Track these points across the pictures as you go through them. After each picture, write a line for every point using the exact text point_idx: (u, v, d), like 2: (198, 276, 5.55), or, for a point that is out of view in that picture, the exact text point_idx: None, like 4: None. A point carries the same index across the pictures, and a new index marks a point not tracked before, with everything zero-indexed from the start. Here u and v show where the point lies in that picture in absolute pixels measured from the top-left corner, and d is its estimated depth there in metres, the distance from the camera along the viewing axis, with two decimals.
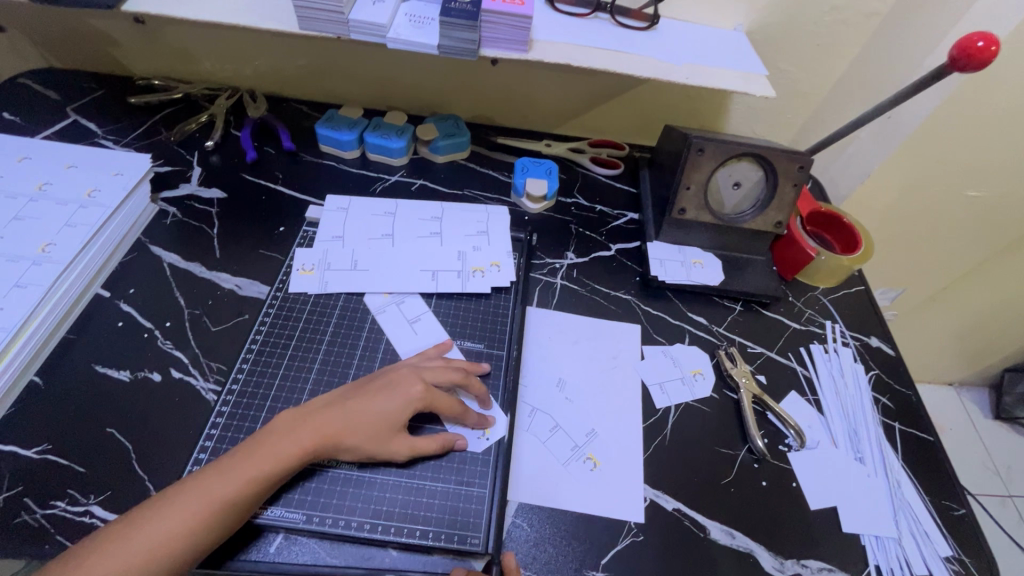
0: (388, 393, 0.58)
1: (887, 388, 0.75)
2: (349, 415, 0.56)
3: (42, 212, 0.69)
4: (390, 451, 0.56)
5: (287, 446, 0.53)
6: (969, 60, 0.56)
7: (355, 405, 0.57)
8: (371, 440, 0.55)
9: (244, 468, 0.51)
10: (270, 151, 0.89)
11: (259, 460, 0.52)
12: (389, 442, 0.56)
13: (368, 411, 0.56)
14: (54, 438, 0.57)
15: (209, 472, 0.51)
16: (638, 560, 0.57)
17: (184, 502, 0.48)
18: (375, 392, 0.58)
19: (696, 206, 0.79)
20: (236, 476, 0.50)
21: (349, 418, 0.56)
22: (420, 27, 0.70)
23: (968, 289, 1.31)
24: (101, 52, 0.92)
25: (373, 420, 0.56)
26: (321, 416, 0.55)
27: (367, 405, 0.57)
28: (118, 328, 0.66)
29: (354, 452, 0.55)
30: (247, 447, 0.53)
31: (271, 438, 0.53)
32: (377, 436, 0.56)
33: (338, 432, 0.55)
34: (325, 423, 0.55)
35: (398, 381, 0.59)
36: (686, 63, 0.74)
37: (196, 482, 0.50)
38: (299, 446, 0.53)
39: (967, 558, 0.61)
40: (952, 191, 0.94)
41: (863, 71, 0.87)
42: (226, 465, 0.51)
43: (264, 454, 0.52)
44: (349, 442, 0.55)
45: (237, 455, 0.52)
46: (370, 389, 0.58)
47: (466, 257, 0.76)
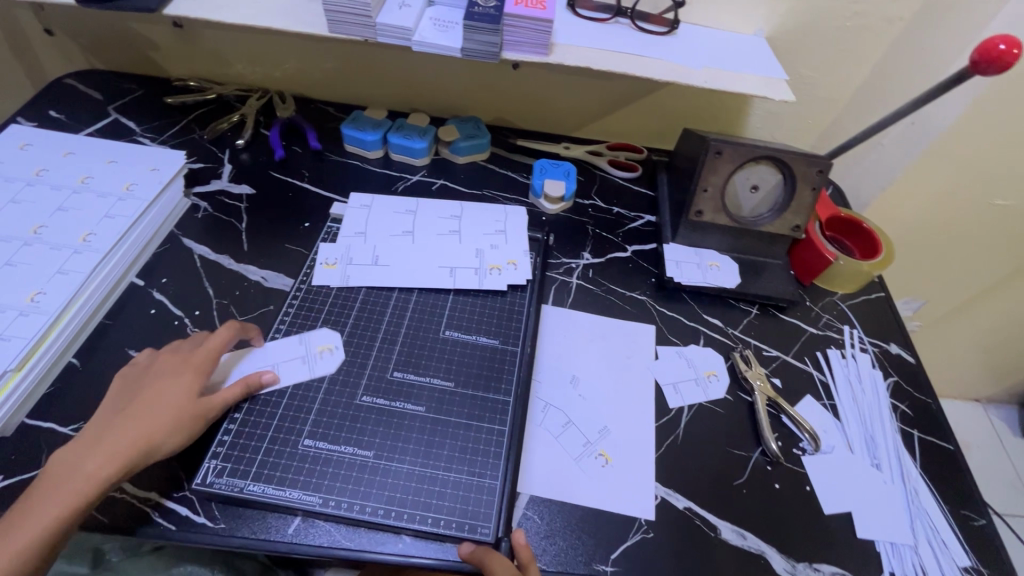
0: (170, 375, 0.58)
1: (906, 395, 0.74)
2: (142, 406, 0.56)
3: (84, 203, 0.72)
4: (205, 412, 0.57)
5: (104, 435, 0.53)
6: (991, 64, 0.56)
7: (147, 393, 0.57)
8: (175, 420, 0.56)
9: (105, 457, 0.52)
10: (298, 150, 0.92)
11: (106, 449, 0.53)
12: (195, 419, 0.57)
13: (155, 397, 0.56)
14: (89, 416, 0.60)
15: (66, 469, 0.51)
16: (647, 556, 0.57)
17: (43, 502, 0.49)
18: (151, 377, 0.58)
19: (713, 209, 0.79)
20: (95, 466, 0.51)
21: (150, 407, 0.56)
22: (445, 30, 0.72)
23: (996, 302, 1.28)
24: (142, 55, 0.96)
25: (169, 403, 0.56)
26: (139, 404, 0.56)
27: (150, 394, 0.57)
28: (150, 315, 0.69)
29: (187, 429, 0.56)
30: (88, 441, 0.53)
31: (111, 430, 0.54)
32: (176, 404, 0.56)
33: (152, 424, 0.54)
34: (139, 416, 0.55)
35: (172, 358, 0.60)
36: (706, 67, 0.75)
37: (52, 483, 0.50)
38: (131, 432, 0.54)
39: (985, 569, 0.60)
40: (977, 199, 0.93)
41: (886, 76, 0.87)
42: (80, 458, 0.52)
43: (113, 444, 0.53)
44: (159, 432, 0.54)
45: (91, 449, 0.53)
46: (146, 380, 0.58)
47: (484, 255, 0.78)
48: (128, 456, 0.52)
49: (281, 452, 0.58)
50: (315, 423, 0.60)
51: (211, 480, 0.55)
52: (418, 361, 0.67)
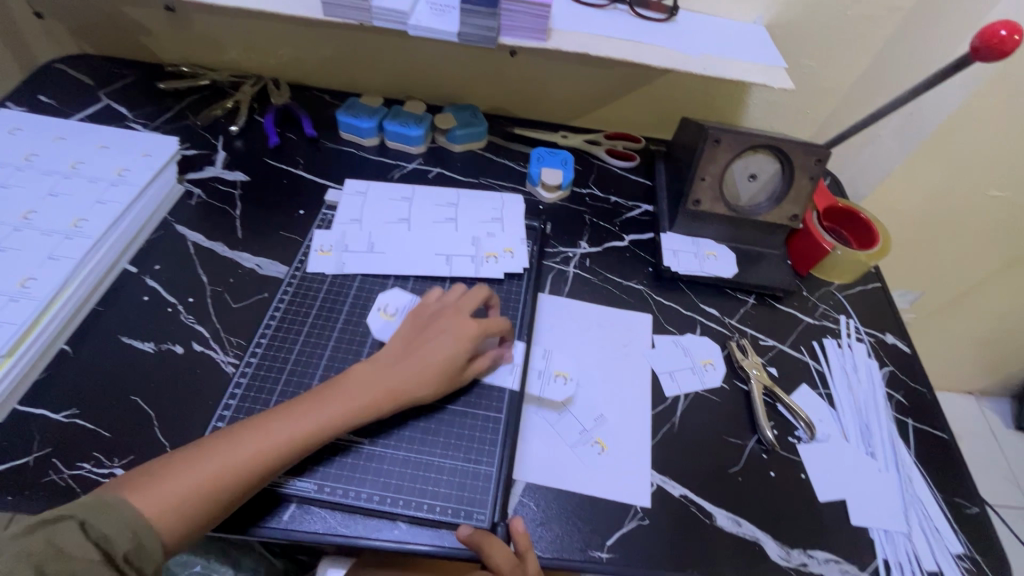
0: (446, 331, 0.60)
1: (902, 384, 0.74)
2: (416, 360, 0.58)
3: (75, 189, 0.71)
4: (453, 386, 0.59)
5: (325, 404, 0.54)
6: (991, 50, 0.55)
7: (420, 348, 0.59)
8: (442, 378, 0.58)
9: (312, 417, 0.53)
10: (292, 137, 0.91)
11: (332, 408, 0.54)
12: (384, 399, 0.56)
13: (431, 353, 0.59)
14: (82, 403, 0.60)
15: (281, 414, 0.53)
16: (642, 542, 0.57)
17: (253, 440, 0.50)
18: (426, 340, 0.60)
19: (711, 198, 0.79)
20: (296, 429, 0.52)
21: (421, 362, 0.58)
22: (441, 14, 0.71)
23: (991, 294, 1.29)
24: (133, 40, 0.95)
25: (437, 361, 0.58)
26: (349, 378, 0.56)
27: (430, 349, 0.59)
28: (143, 302, 0.69)
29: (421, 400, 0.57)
30: (321, 394, 0.55)
31: (341, 390, 0.55)
32: (439, 377, 0.58)
33: (412, 381, 0.57)
34: (402, 371, 0.57)
35: (444, 323, 0.61)
36: (705, 54, 0.74)
37: (266, 424, 0.52)
38: (379, 391, 0.56)
39: (978, 556, 0.61)
40: (974, 190, 0.93)
41: (885, 66, 0.86)
42: (302, 410, 0.53)
43: (334, 405, 0.54)
44: (419, 389, 0.57)
45: (307, 403, 0.54)
46: (427, 333, 0.60)
47: (480, 243, 0.77)
48: (336, 420, 0.53)
49: None
50: None
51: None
52: None
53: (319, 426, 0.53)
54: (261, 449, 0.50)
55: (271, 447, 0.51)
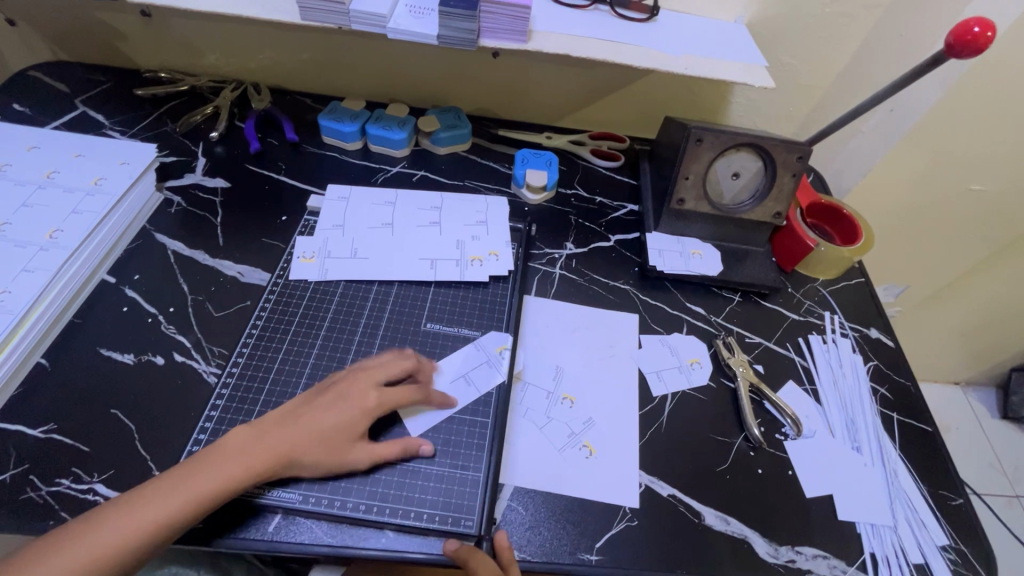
0: (342, 403, 0.57)
1: (886, 378, 0.75)
2: (302, 428, 0.55)
3: (50, 199, 0.70)
4: (350, 461, 0.55)
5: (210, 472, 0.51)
6: (965, 47, 0.56)
7: (311, 415, 0.56)
8: (329, 454, 0.55)
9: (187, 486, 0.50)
10: (274, 142, 0.90)
11: (207, 475, 0.51)
12: (269, 464, 0.53)
13: (321, 424, 0.55)
14: (60, 418, 0.58)
15: (155, 483, 0.50)
16: (632, 544, 0.57)
17: (121, 514, 0.48)
18: (327, 404, 0.57)
19: (694, 196, 0.79)
20: (177, 500, 0.49)
21: (310, 430, 0.55)
22: (420, 17, 0.71)
23: (975, 285, 1.30)
24: (109, 46, 0.94)
25: (326, 434, 0.55)
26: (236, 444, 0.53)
27: (321, 418, 0.56)
28: (123, 312, 0.67)
29: (311, 470, 0.54)
30: (199, 459, 0.52)
31: (224, 454, 0.52)
32: (333, 448, 0.55)
33: (295, 449, 0.54)
34: (287, 438, 0.54)
35: (345, 387, 0.58)
36: (686, 53, 0.74)
37: (136, 496, 0.49)
38: (261, 458, 0.52)
39: (963, 547, 0.61)
40: (955, 184, 0.94)
41: (863, 63, 0.87)
42: (174, 478, 0.50)
43: (211, 472, 0.51)
44: (304, 459, 0.54)
45: (184, 469, 0.51)
46: (321, 399, 0.57)
47: (465, 246, 0.77)
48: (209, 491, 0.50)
49: None
50: None
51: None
52: None
53: (190, 498, 0.49)
54: (128, 525, 0.47)
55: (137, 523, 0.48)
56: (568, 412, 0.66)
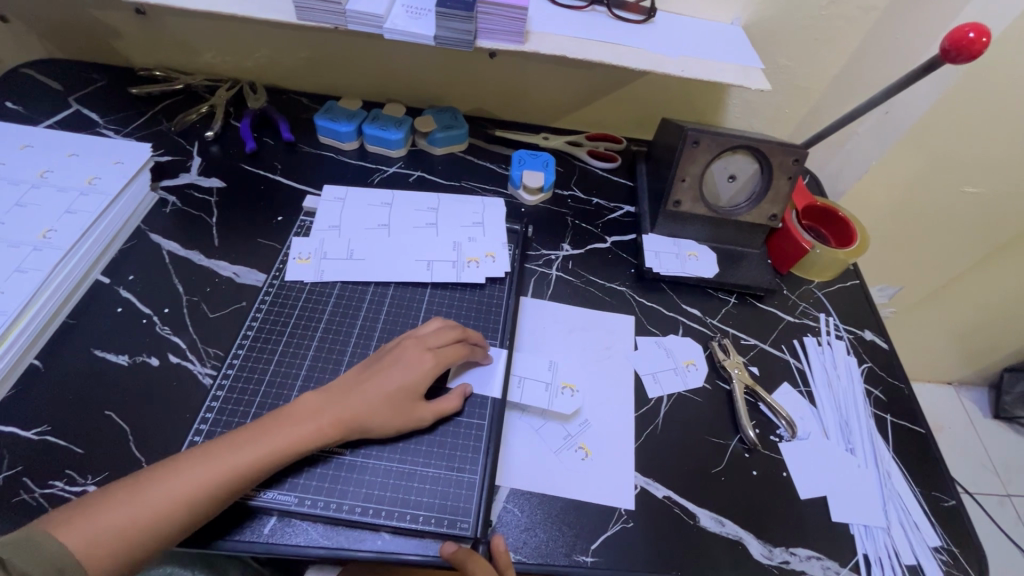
0: (400, 366, 0.59)
1: (880, 380, 0.75)
2: (367, 392, 0.57)
3: (43, 198, 0.70)
4: (414, 419, 0.58)
5: (282, 433, 0.53)
6: (960, 52, 0.56)
7: (374, 380, 0.58)
8: (394, 415, 0.57)
9: (258, 446, 0.52)
10: (270, 142, 0.90)
11: (278, 436, 0.53)
12: (339, 426, 0.55)
13: (385, 387, 0.58)
14: (53, 419, 0.58)
15: (225, 441, 0.52)
16: (627, 545, 0.57)
17: (193, 467, 0.49)
18: (388, 369, 0.59)
19: (691, 198, 0.79)
20: (249, 456, 0.51)
21: (373, 393, 0.57)
22: (417, 18, 0.70)
23: (968, 287, 1.31)
24: (103, 44, 0.93)
25: (390, 395, 0.58)
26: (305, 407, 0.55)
27: (384, 381, 0.58)
28: (117, 313, 0.67)
29: (379, 431, 0.57)
30: (266, 422, 0.54)
31: (291, 417, 0.54)
32: (398, 408, 0.57)
33: (361, 411, 0.56)
34: (355, 401, 0.56)
35: (403, 352, 0.61)
36: (682, 55, 0.74)
37: (207, 453, 0.51)
38: (330, 420, 0.55)
39: (955, 548, 0.62)
40: (949, 187, 0.94)
41: (859, 66, 0.87)
42: (244, 439, 0.52)
43: (282, 433, 0.53)
44: (370, 421, 0.56)
45: (253, 431, 0.53)
46: (381, 365, 0.60)
47: (461, 247, 0.77)
48: (279, 450, 0.52)
49: None
50: None
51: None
52: None
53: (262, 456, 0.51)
54: (199, 480, 0.49)
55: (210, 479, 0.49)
56: (571, 401, 0.66)
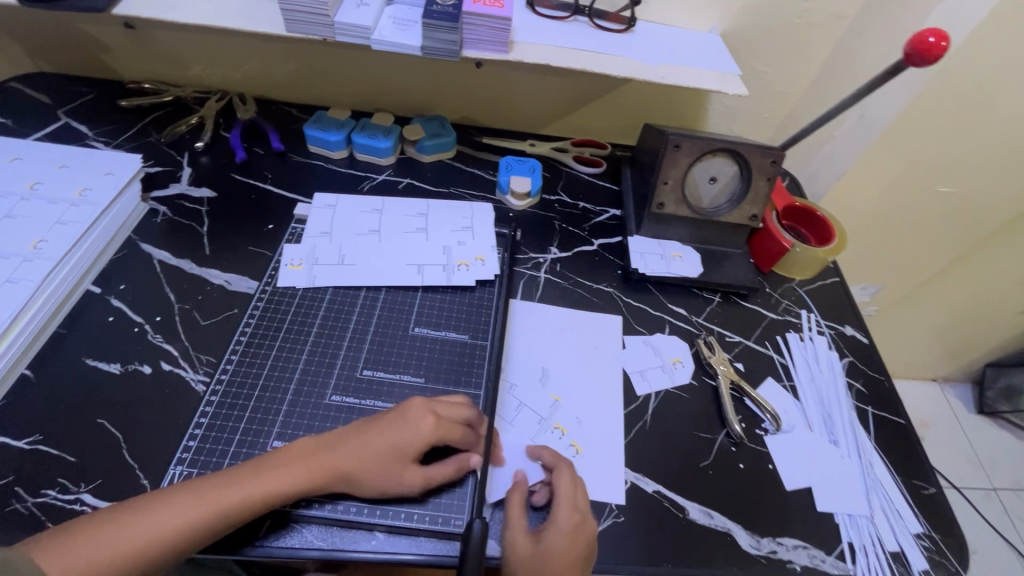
0: (398, 426, 0.57)
1: (861, 374, 0.78)
2: (356, 448, 0.55)
3: (33, 210, 0.70)
4: (402, 485, 0.55)
5: (265, 481, 0.52)
6: (922, 56, 0.59)
7: (366, 437, 0.56)
8: (383, 476, 0.55)
9: (245, 485, 0.51)
10: (260, 151, 0.91)
11: (261, 481, 0.52)
12: (320, 477, 0.54)
13: (376, 445, 0.55)
14: (45, 429, 0.58)
15: (213, 480, 0.52)
16: (618, 539, 0.58)
17: (179, 505, 0.50)
18: (384, 426, 0.57)
19: (674, 200, 0.82)
20: (232, 496, 0.51)
21: (364, 450, 0.55)
22: (404, 29, 0.72)
23: (947, 284, 1.35)
24: (93, 57, 0.94)
25: (380, 455, 0.55)
26: (290, 459, 0.54)
27: (375, 439, 0.56)
28: (109, 322, 0.67)
29: (363, 490, 0.54)
30: (259, 463, 0.54)
31: (278, 465, 0.53)
32: (386, 469, 0.55)
33: (347, 466, 0.54)
34: (341, 457, 0.55)
35: (405, 413, 0.58)
36: (662, 63, 0.77)
37: (194, 490, 0.51)
38: (314, 471, 0.54)
39: (936, 535, 0.64)
40: (924, 186, 0.98)
41: (833, 71, 0.91)
42: (229, 480, 0.52)
43: (264, 480, 0.52)
44: (355, 477, 0.54)
45: (239, 473, 0.53)
46: (380, 422, 0.57)
47: (450, 251, 0.78)
48: (260, 494, 0.51)
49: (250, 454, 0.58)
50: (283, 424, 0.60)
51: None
52: (387, 359, 0.67)
53: (243, 499, 0.51)
54: (182, 518, 0.49)
55: (193, 514, 0.49)
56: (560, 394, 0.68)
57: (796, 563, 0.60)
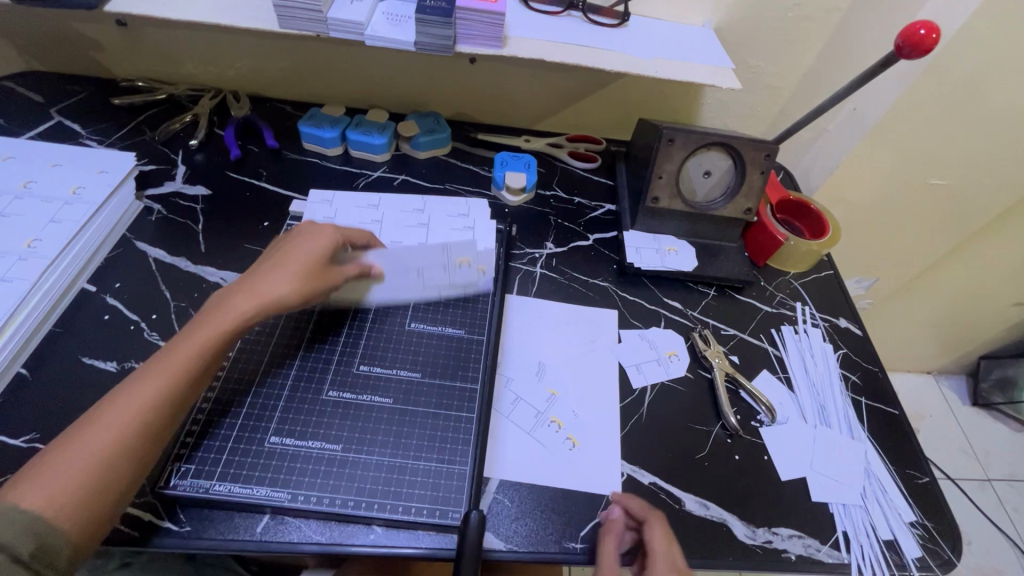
0: (303, 243, 0.64)
1: (856, 366, 0.78)
2: (279, 271, 0.61)
3: (27, 209, 0.70)
4: (326, 283, 0.64)
5: (210, 335, 0.56)
6: (914, 48, 0.59)
7: (280, 264, 0.62)
8: (309, 279, 0.63)
9: (184, 351, 0.54)
10: (254, 149, 0.91)
11: (206, 334, 0.56)
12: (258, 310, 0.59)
13: (293, 259, 0.63)
14: (42, 427, 0.58)
15: (159, 359, 0.54)
16: (615, 531, 0.59)
17: (135, 386, 0.51)
18: (288, 245, 0.64)
19: (669, 194, 0.82)
20: (186, 358, 0.54)
21: (283, 271, 0.62)
22: (397, 24, 0.72)
23: (941, 276, 1.36)
24: (85, 55, 0.93)
25: (300, 265, 0.63)
26: (218, 311, 0.58)
27: (290, 257, 0.63)
28: (104, 321, 0.67)
29: (296, 301, 0.61)
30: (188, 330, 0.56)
31: (215, 317, 0.57)
32: (310, 274, 0.63)
33: (278, 287, 0.60)
34: (265, 283, 0.60)
35: (297, 233, 0.66)
36: (656, 57, 0.77)
37: (144, 374, 0.52)
38: (247, 304, 0.58)
39: (930, 523, 0.64)
40: (917, 180, 0.98)
41: (826, 65, 0.91)
42: (176, 347, 0.55)
43: (207, 331, 0.56)
44: (286, 296, 0.60)
45: (181, 341, 0.55)
46: (283, 249, 0.64)
47: (449, 246, 0.75)
48: (208, 345, 0.55)
49: (247, 450, 0.57)
50: (281, 419, 0.60)
51: (192, 484, 0.54)
52: (384, 354, 0.67)
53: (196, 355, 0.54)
54: (143, 396, 0.51)
55: (150, 396, 0.51)
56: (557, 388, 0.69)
57: (791, 552, 0.60)
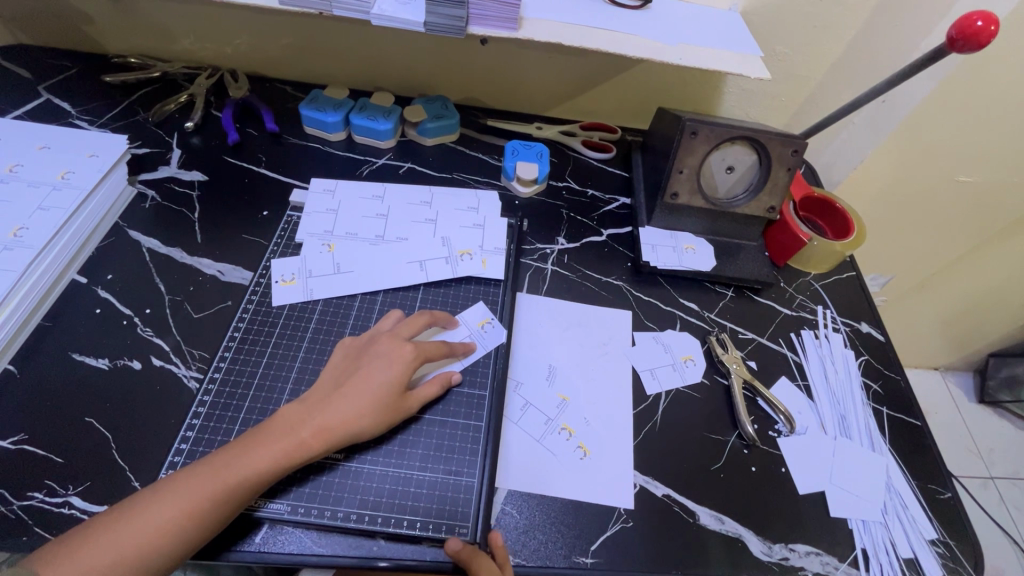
0: (382, 363, 0.58)
1: (878, 374, 0.75)
2: (349, 396, 0.55)
3: (13, 194, 0.66)
4: (401, 414, 0.57)
5: (268, 458, 0.50)
6: (967, 40, 0.55)
7: (353, 385, 0.56)
8: (378, 412, 0.55)
9: (233, 471, 0.49)
10: (253, 132, 0.87)
11: (260, 456, 0.50)
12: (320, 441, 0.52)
13: (368, 388, 0.56)
14: (31, 428, 0.56)
15: (210, 464, 0.50)
16: (627, 546, 0.57)
17: (177, 493, 0.47)
18: (370, 362, 0.58)
19: (689, 190, 0.78)
20: (236, 476, 0.49)
21: (357, 397, 0.55)
22: (406, 3, 0.67)
23: (959, 275, 1.32)
24: (74, 29, 0.88)
25: (374, 395, 0.56)
26: (279, 430, 0.52)
27: (366, 382, 0.56)
28: (96, 315, 0.64)
29: (363, 434, 0.54)
30: (243, 444, 0.51)
31: (275, 434, 0.52)
32: (384, 406, 0.56)
33: (345, 420, 0.54)
34: (334, 408, 0.54)
35: (381, 350, 0.59)
36: (681, 43, 0.72)
37: (191, 479, 0.48)
38: (311, 434, 0.52)
39: (951, 541, 0.62)
40: (945, 177, 0.94)
41: (858, 54, 0.86)
42: (232, 457, 0.50)
43: (263, 453, 0.51)
44: (353, 430, 0.54)
45: (237, 450, 0.51)
46: (363, 363, 0.58)
47: (463, 316, 0.69)
48: (261, 471, 0.50)
49: None
50: None
51: None
52: None
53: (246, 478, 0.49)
54: (184, 508, 0.47)
55: (188, 511, 0.47)
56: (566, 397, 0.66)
57: (808, 570, 0.58)
